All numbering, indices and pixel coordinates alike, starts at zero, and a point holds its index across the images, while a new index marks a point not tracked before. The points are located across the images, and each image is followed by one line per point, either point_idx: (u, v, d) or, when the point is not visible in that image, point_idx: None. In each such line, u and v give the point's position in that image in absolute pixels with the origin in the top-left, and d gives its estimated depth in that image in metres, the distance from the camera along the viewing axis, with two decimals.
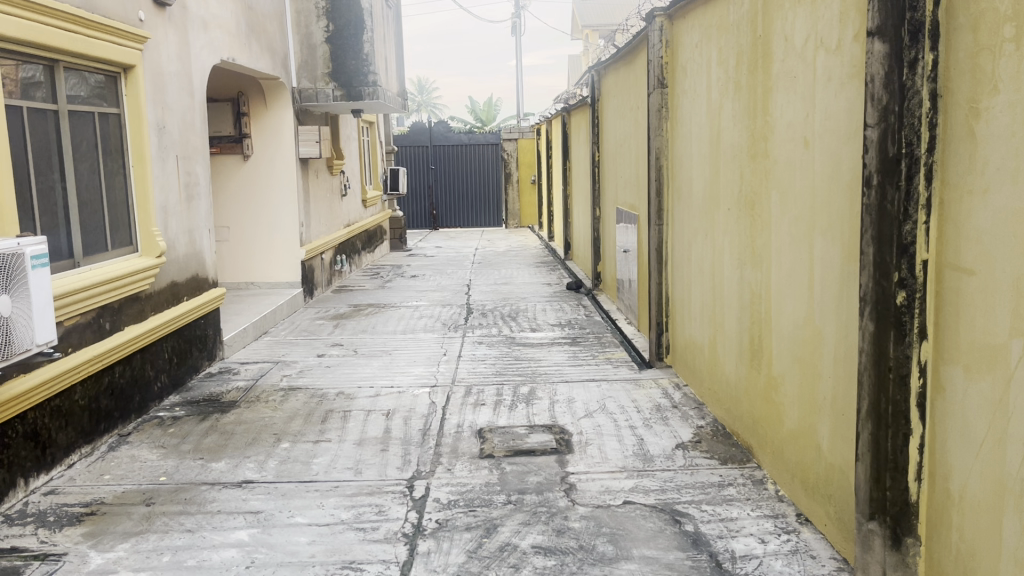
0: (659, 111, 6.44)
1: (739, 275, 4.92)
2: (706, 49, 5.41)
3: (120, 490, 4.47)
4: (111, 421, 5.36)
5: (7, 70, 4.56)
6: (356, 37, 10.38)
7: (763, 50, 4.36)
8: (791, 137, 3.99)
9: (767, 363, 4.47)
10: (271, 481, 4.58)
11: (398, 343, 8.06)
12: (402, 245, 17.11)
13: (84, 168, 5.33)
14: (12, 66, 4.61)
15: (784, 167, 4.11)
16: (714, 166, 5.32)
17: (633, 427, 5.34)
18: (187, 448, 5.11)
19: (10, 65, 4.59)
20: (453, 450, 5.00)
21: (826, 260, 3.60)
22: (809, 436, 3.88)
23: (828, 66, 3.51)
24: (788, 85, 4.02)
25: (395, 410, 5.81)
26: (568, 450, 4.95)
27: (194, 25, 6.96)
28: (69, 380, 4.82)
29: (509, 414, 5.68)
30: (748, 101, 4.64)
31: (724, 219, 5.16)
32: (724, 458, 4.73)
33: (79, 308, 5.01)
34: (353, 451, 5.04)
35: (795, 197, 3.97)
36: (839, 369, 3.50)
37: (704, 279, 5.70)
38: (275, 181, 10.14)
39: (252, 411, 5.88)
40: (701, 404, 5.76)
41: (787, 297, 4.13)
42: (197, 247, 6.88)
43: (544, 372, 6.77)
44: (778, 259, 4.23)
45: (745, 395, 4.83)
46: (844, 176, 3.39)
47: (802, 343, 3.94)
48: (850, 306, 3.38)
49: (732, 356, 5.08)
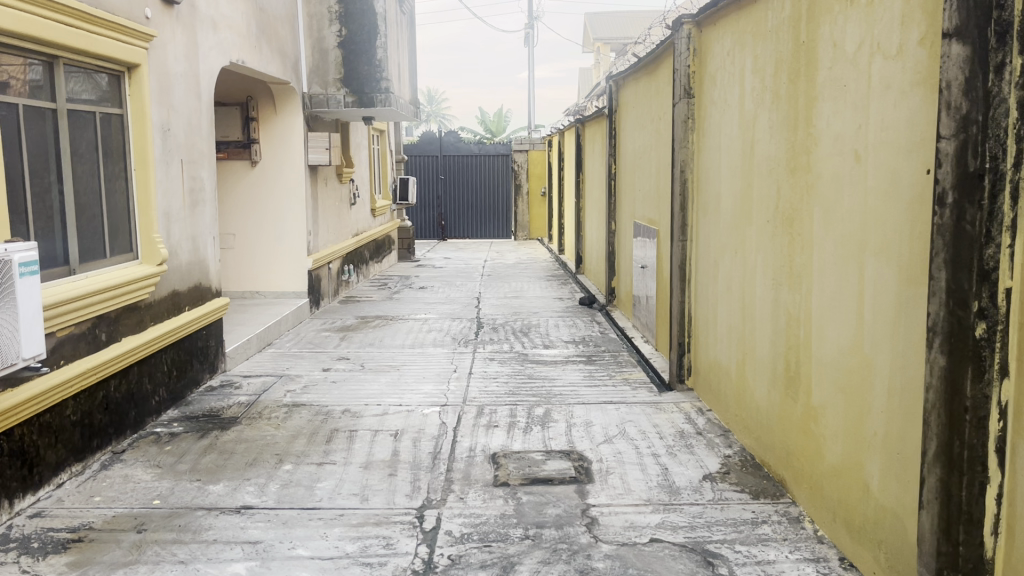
0: (684, 122, 6.18)
1: (773, 295, 4.62)
2: (739, 56, 5.15)
3: (111, 514, 4.19)
4: (105, 438, 5.08)
5: (15, 70, 4.42)
6: (369, 43, 10.14)
7: (806, 57, 4.09)
8: (839, 150, 3.71)
9: (804, 393, 4.17)
10: (272, 508, 4.29)
11: (406, 357, 7.77)
12: (410, 254, 16.89)
13: (85, 171, 5.07)
14: (20, 65, 4.46)
15: (829, 181, 3.83)
16: (747, 179, 5.05)
17: (656, 454, 5.04)
18: (184, 469, 4.82)
19: (18, 65, 4.45)
20: (465, 476, 4.70)
21: (879, 285, 3.31)
22: (854, 473, 3.58)
23: (885, 73, 3.25)
24: (835, 93, 3.74)
25: (405, 431, 5.52)
26: (589, 479, 4.65)
27: (203, 25, 6.73)
28: (62, 394, 4.56)
29: (523, 437, 5.38)
30: (787, 112, 4.37)
31: (757, 235, 4.87)
32: (756, 492, 4.42)
33: (75, 317, 4.75)
34: (358, 475, 4.75)
35: (842, 215, 3.68)
36: (893, 403, 3.20)
37: (732, 298, 5.40)
38: (282, 188, 9.88)
39: (253, 429, 5.59)
40: (727, 431, 5.46)
41: (830, 322, 3.84)
42: (200, 255, 6.62)
43: (560, 393, 6.47)
44: (821, 282, 3.95)
45: (779, 424, 4.53)
46: (903, 193, 3.12)
47: (847, 372, 3.65)
48: (908, 336, 3.09)
49: (764, 382, 4.78)
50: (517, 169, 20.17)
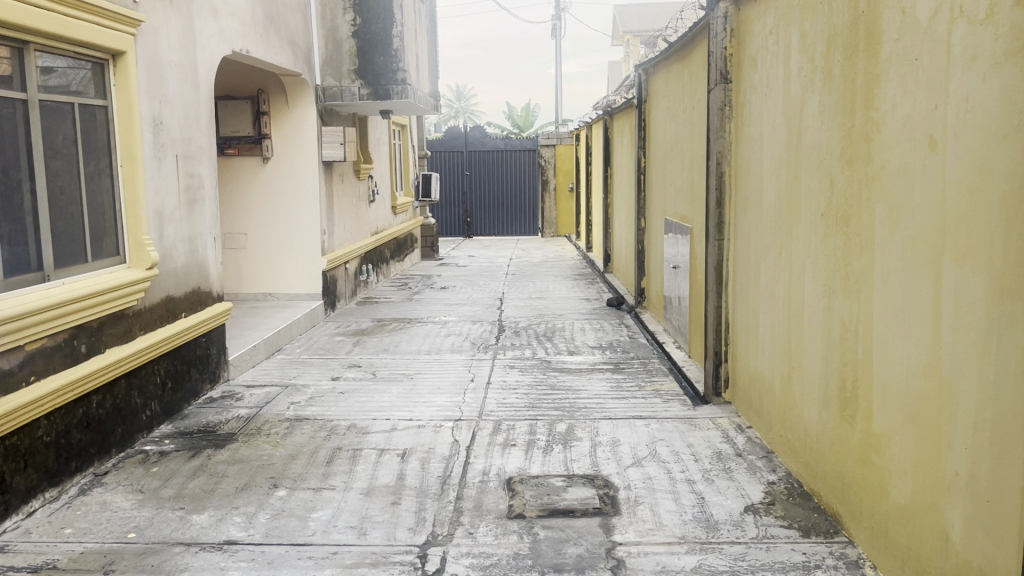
0: (721, 110, 5.63)
1: (826, 303, 4.06)
2: (784, 33, 4.59)
3: (78, 551, 3.75)
4: (86, 458, 4.66)
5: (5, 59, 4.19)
6: (385, 31, 9.68)
7: (865, 28, 3.54)
8: (907, 136, 3.16)
9: (864, 417, 3.61)
10: (258, 544, 3.82)
11: (421, 365, 7.30)
12: (433, 253, 16.47)
13: (62, 167, 4.64)
14: (11, 54, 4.23)
15: (895, 172, 3.28)
16: (793, 172, 4.49)
17: (691, 481, 4.50)
18: (167, 495, 4.38)
19: (9, 53, 4.22)
20: (476, 506, 4.20)
21: (963, 296, 2.77)
22: (927, 518, 3.04)
23: (969, 42, 2.73)
24: (902, 69, 3.20)
25: (413, 450, 5.04)
26: (614, 510, 4.13)
27: (202, 11, 6.31)
28: (31, 414, 4.14)
29: (543, 459, 4.87)
30: (841, 94, 3.82)
31: (807, 235, 4.31)
32: (805, 529, 3.87)
33: (46, 329, 4.32)
34: (358, 504, 4.26)
35: (912, 214, 3.13)
36: (983, 440, 2.67)
37: (775, 304, 4.84)
38: (295, 184, 9.45)
39: (250, 447, 5.14)
40: (770, 452, 4.91)
41: (896, 338, 3.28)
42: (199, 257, 6.19)
43: (584, 406, 5.94)
44: (883, 291, 3.40)
45: (832, 451, 3.97)
46: (996, 187, 2.58)
47: (918, 398, 3.11)
48: (1002, 361, 2.56)
49: (815, 402, 4.22)
50: (545, 164, 19.68)
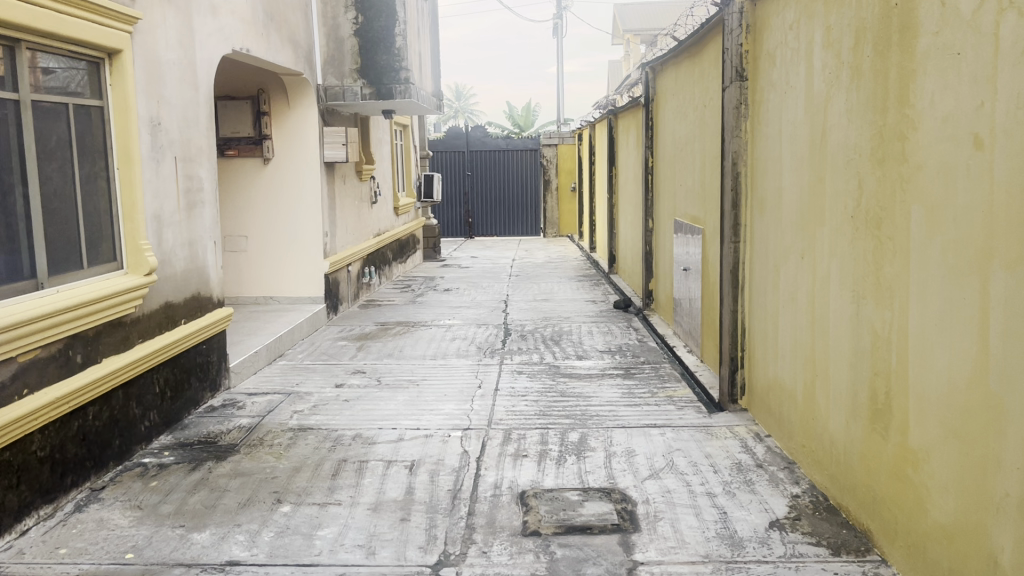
0: (737, 108, 5.45)
1: (854, 309, 3.88)
2: (806, 28, 4.42)
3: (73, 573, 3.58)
4: (82, 473, 4.49)
5: None
6: (387, 30, 9.51)
7: (899, 22, 3.36)
8: (949, 135, 2.99)
9: (898, 429, 3.43)
10: (262, 564, 3.65)
11: (427, 370, 7.13)
12: (435, 255, 16.29)
13: (56, 170, 4.46)
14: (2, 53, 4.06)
15: (934, 172, 3.10)
16: (817, 172, 4.31)
17: (712, 495, 4.32)
18: (166, 511, 4.20)
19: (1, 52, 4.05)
20: (489, 523, 4.03)
21: (1014, 304, 2.60)
22: (973, 539, 2.86)
23: (1020, 35, 2.55)
24: (941, 63, 3.03)
25: (421, 462, 4.87)
26: (633, 526, 3.96)
27: (200, 9, 6.13)
28: (24, 429, 3.96)
29: (556, 471, 4.70)
30: (871, 90, 3.64)
31: (833, 238, 4.13)
32: (835, 546, 3.70)
33: (40, 339, 4.15)
34: (366, 521, 4.08)
35: (954, 217, 2.96)
36: None
37: (797, 309, 4.66)
38: (296, 186, 9.27)
39: (252, 459, 4.96)
40: (791, 463, 4.73)
41: (935, 347, 3.11)
42: (198, 262, 6.01)
43: (596, 414, 5.76)
44: (919, 298, 3.23)
45: (862, 463, 3.80)
46: None
47: (961, 412, 2.93)
48: None
49: (842, 412, 4.04)
50: (547, 164, 19.50)
